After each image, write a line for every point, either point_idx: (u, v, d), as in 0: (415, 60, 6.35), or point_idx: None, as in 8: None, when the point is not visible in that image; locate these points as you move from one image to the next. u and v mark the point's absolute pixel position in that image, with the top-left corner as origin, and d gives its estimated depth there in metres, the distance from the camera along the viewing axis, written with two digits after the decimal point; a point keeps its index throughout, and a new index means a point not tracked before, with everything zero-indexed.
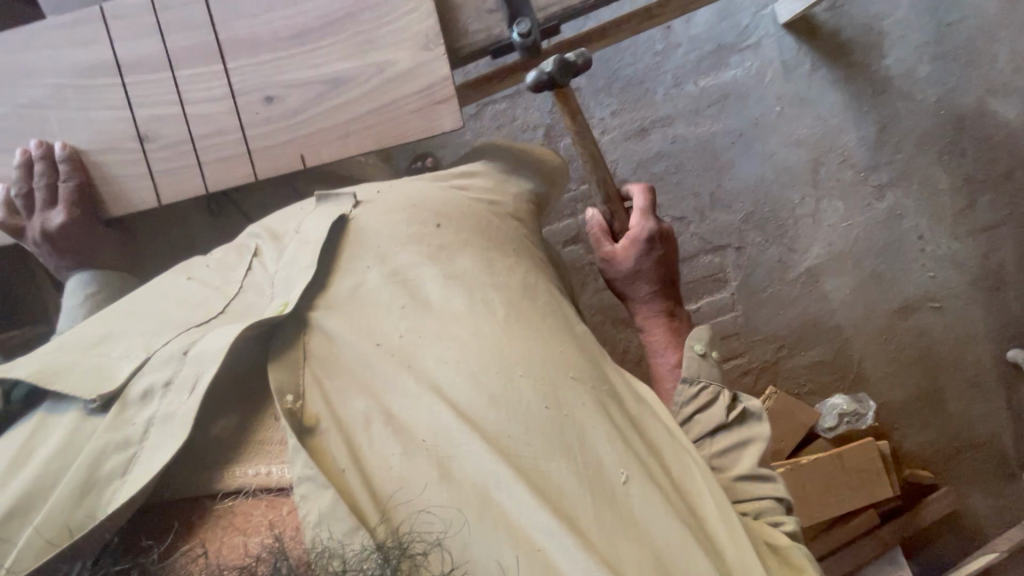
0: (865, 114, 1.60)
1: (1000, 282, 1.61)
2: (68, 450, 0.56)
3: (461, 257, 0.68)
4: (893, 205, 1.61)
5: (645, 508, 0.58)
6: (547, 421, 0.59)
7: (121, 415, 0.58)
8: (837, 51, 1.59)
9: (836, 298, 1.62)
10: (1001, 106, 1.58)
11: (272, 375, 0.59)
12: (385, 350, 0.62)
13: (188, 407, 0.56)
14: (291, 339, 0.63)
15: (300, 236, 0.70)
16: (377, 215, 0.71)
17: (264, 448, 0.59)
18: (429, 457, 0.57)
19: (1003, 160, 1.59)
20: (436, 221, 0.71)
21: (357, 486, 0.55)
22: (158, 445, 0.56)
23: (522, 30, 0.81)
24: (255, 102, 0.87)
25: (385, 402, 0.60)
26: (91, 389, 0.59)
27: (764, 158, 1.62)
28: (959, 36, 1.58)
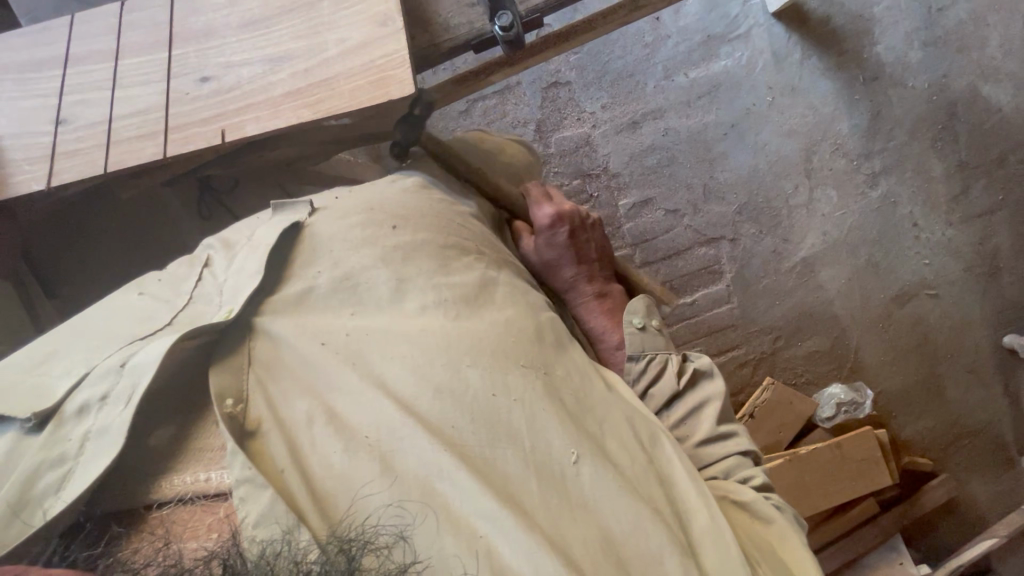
0: (857, 102, 1.59)
1: (995, 269, 1.61)
2: (3, 469, 0.55)
3: (417, 257, 0.68)
4: (886, 193, 1.60)
5: (598, 492, 0.58)
6: (493, 408, 0.59)
7: (56, 432, 0.56)
8: (828, 39, 1.59)
9: (831, 287, 1.62)
10: (993, 91, 1.57)
11: (214, 380, 0.58)
12: (329, 350, 0.61)
13: (123, 418, 0.55)
14: (238, 345, 0.61)
15: (251, 245, 0.68)
16: (334, 221, 0.70)
17: (202, 454, 0.57)
18: (372, 453, 0.56)
19: (996, 145, 1.59)
20: (392, 224, 0.71)
21: (298, 484, 0.54)
22: (93, 458, 0.54)
23: (504, 24, 0.79)
24: (190, 82, 0.83)
25: (329, 401, 0.59)
26: (26, 407, 0.57)
27: (757, 148, 1.61)
28: (950, 22, 1.57)
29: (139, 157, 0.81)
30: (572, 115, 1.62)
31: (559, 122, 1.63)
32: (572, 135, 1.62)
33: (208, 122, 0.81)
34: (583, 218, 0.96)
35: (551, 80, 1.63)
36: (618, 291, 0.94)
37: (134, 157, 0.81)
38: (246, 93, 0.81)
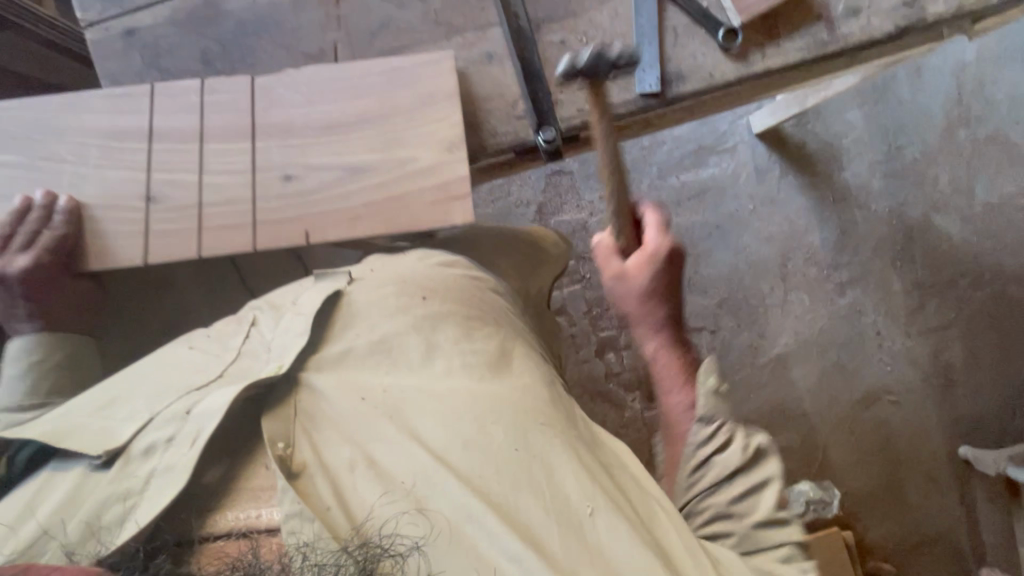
0: (828, 219, 1.76)
1: (951, 379, 1.72)
2: (69, 505, 0.59)
3: (444, 326, 0.72)
4: (853, 302, 1.74)
5: (623, 549, 0.59)
6: (517, 456, 0.62)
7: (123, 469, 0.60)
8: (803, 161, 1.77)
9: (802, 385, 1.71)
10: (945, 221, 1.75)
11: (265, 426, 0.61)
12: (369, 405, 0.65)
13: (187, 458, 0.59)
14: (286, 396, 0.65)
15: (294, 309, 0.74)
16: (370, 289, 0.76)
17: (255, 493, 0.60)
18: (406, 498, 0.59)
19: (947, 269, 1.75)
20: (422, 294, 0.75)
21: (337, 518, 0.57)
22: (157, 494, 0.58)
23: (547, 138, 0.87)
24: (273, 176, 0.88)
25: (369, 449, 0.62)
26: (96, 446, 0.61)
27: (738, 249, 1.74)
28: (907, 159, 1.77)
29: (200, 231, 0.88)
30: (572, 202, 1.74)
31: (560, 207, 1.74)
32: (571, 219, 1.73)
33: (271, 202, 0.87)
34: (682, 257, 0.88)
35: (556, 168, 1.74)
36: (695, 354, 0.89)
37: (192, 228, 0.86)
38: (307, 183, 0.87)
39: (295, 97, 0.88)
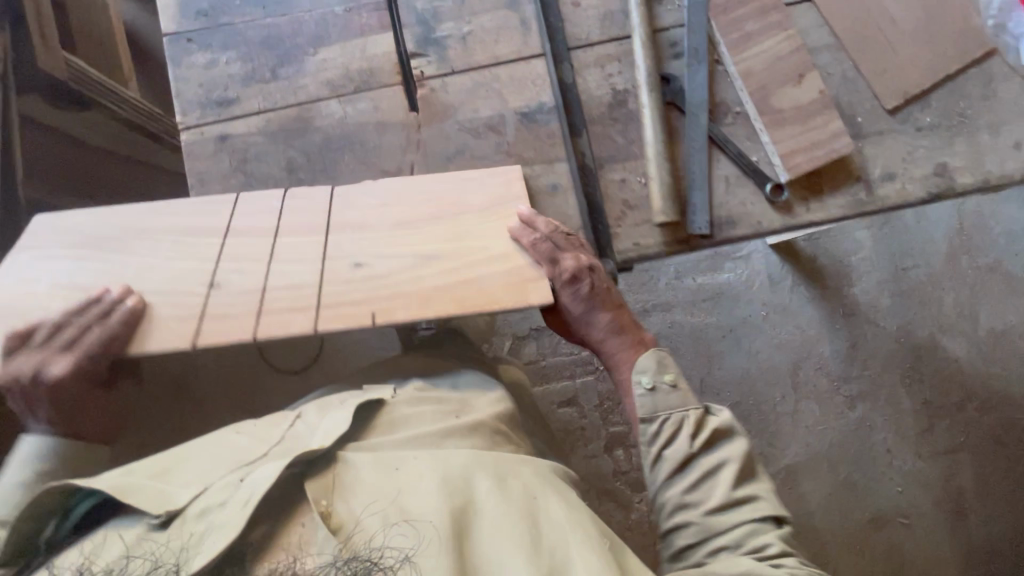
0: (838, 331, 1.81)
1: (960, 508, 1.75)
2: (104, 557, 0.52)
3: (461, 440, 0.67)
4: (862, 417, 1.78)
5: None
6: (531, 506, 0.58)
7: (180, 531, 0.54)
8: (814, 275, 1.82)
9: (811, 499, 1.74)
10: (949, 343, 1.82)
11: (310, 491, 0.57)
12: (393, 472, 0.60)
13: (234, 522, 0.53)
14: (325, 467, 0.61)
15: (345, 403, 0.69)
16: (413, 403, 0.72)
17: (278, 552, 0.54)
18: (402, 529, 0.54)
19: (953, 392, 1.80)
20: (456, 413, 0.72)
21: (349, 524, 0.55)
22: (210, 541, 0.52)
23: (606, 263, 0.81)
24: None
25: (398, 503, 0.57)
26: (156, 505, 0.56)
27: (751, 354, 1.78)
28: (913, 281, 1.84)
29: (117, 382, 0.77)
30: None
31: None
32: None
33: None
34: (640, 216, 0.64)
35: None
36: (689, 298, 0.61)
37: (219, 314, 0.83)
38: None
39: None
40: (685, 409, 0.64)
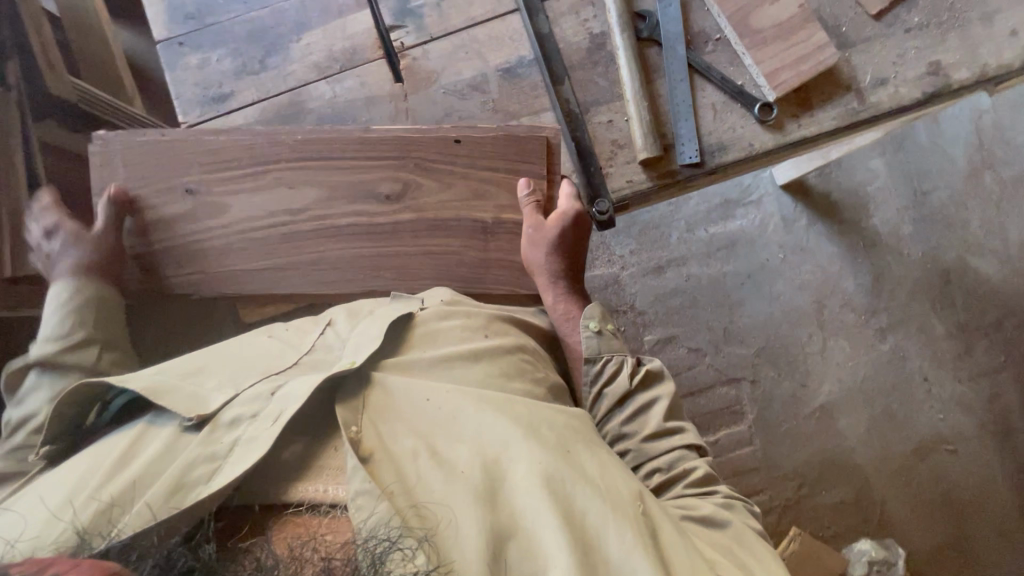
0: (861, 265, 1.77)
1: (1008, 427, 1.72)
2: (162, 459, 0.68)
3: (489, 356, 0.83)
4: (895, 347, 1.75)
5: (600, 530, 0.65)
6: (569, 462, 0.70)
7: (211, 434, 0.69)
8: (830, 210, 1.79)
9: (850, 435, 1.73)
10: (980, 263, 1.76)
11: (339, 412, 0.72)
12: (433, 403, 0.76)
13: (271, 431, 0.68)
14: (358, 393, 0.76)
15: (371, 317, 0.87)
16: (438, 317, 0.88)
17: (324, 470, 0.69)
18: (439, 467, 0.69)
19: (990, 310, 1.76)
20: (484, 330, 0.88)
21: (393, 480, 0.67)
22: (242, 456, 0.67)
23: (601, 209, 0.93)
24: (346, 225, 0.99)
25: (431, 441, 0.72)
26: (188, 409, 0.71)
27: (772, 298, 1.77)
28: (934, 203, 1.78)
29: (253, 151, 1.00)
30: (603, 257, 1.81)
31: (591, 262, 1.81)
32: (603, 274, 1.80)
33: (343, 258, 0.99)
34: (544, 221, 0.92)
35: None
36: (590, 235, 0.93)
37: (276, 280, 1.00)
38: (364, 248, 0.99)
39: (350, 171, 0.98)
40: (622, 353, 0.91)
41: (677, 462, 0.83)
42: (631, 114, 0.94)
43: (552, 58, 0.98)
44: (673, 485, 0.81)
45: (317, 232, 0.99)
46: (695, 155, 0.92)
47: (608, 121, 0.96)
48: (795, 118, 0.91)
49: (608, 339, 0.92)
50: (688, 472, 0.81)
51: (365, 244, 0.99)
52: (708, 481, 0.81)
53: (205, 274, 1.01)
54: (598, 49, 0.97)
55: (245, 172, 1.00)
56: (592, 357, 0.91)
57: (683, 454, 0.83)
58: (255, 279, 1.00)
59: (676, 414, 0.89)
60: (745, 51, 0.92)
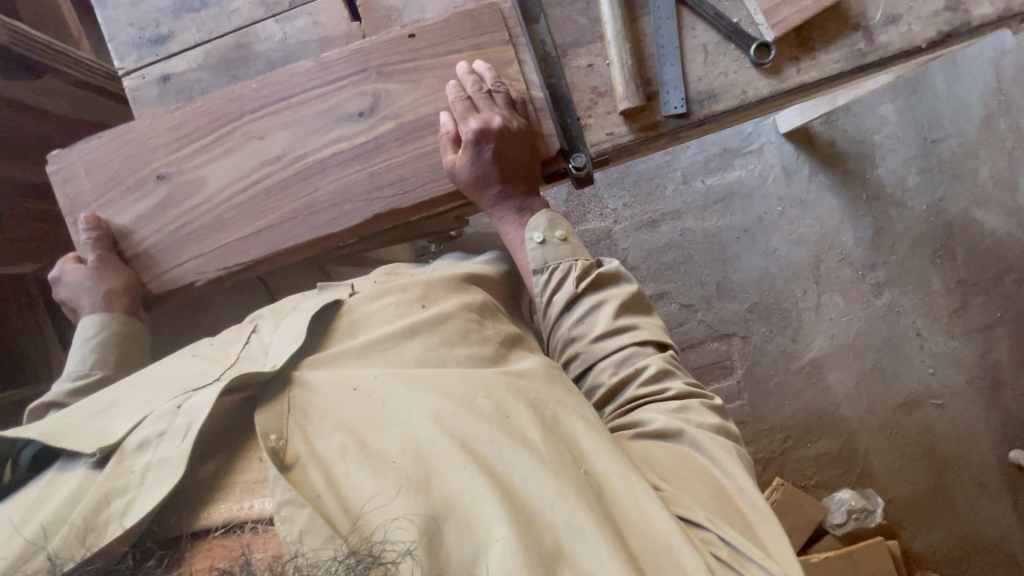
0: (862, 218, 1.71)
1: (997, 381, 1.72)
2: (71, 498, 0.65)
3: (418, 339, 0.79)
4: (890, 303, 1.72)
5: (546, 500, 0.63)
6: (508, 430, 0.67)
7: (119, 465, 0.67)
8: (834, 160, 1.71)
9: (838, 390, 1.74)
10: (986, 216, 1.70)
11: (258, 421, 0.69)
12: (360, 394, 0.72)
13: (179, 449, 0.66)
14: (279, 394, 0.73)
15: (296, 312, 0.85)
16: (368, 301, 0.86)
17: (247, 485, 0.67)
18: (371, 465, 0.64)
19: (991, 266, 1.71)
20: (421, 303, 0.85)
21: (321, 486, 0.63)
22: (153, 484, 0.64)
23: (578, 164, 0.91)
24: (313, 161, 0.98)
25: (360, 436, 0.67)
26: (92, 445, 0.69)
27: (768, 252, 1.72)
28: (944, 152, 1.70)
29: (212, 115, 1.00)
30: (595, 211, 1.77)
31: (583, 216, 1.77)
32: (595, 228, 1.76)
33: (311, 198, 0.98)
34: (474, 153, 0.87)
35: None
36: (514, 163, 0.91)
37: (251, 223, 0.99)
38: (331, 191, 0.97)
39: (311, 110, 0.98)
40: (570, 258, 0.89)
41: (628, 360, 0.84)
42: (613, 59, 0.90)
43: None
44: (625, 381, 0.83)
45: (305, 173, 0.98)
46: (681, 104, 0.88)
47: (586, 66, 0.94)
48: (794, 61, 0.87)
49: (554, 250, 0.90)
50: (640, 371, 0.83)
51: (351, 172, 0.97)
52: (662, 375, 0.83)
53: (187, 227, 1.01)
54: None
55: (214, 136, 1.00)
56: (539, 267, 0.90)
57: (634, 353, 0.84)
58: (233, 228, 0.99)
59: (627, 310, 0.88)
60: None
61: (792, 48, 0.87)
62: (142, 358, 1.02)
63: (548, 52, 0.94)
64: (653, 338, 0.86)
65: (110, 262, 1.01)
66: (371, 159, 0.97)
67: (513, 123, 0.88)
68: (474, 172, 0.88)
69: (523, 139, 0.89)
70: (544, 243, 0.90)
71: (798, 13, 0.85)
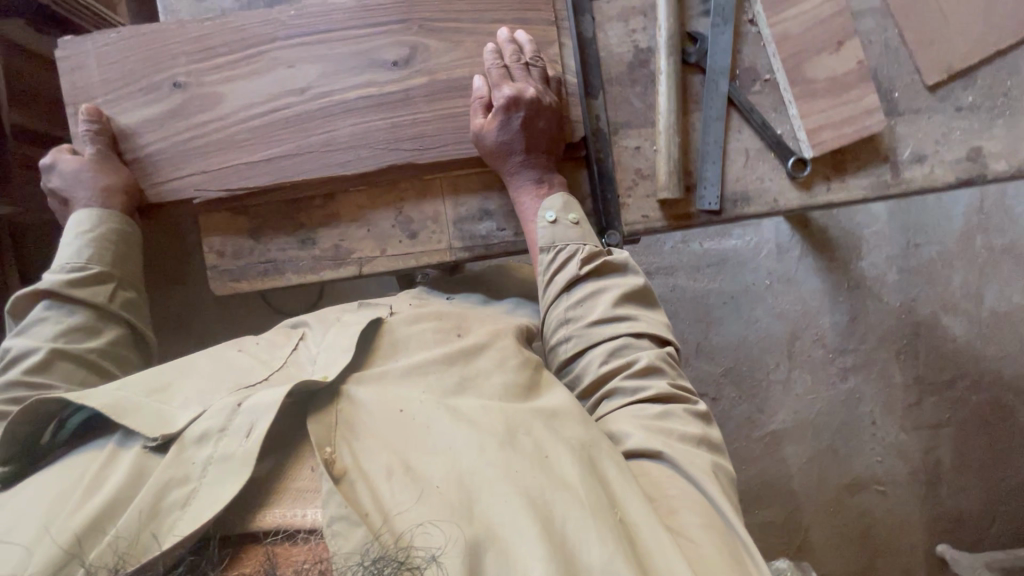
0: (841, 304, 1.80)
1: (936, 477, 1.82)
2: (136, 480, 0.69)
3: (456, 367, 0.85)
4: (853, 388, 1.81)
5: (581, 537, 0.65)
6: (547, 470, 0.71)
7: (180, 454, 0.69)
8: (823, 245, 1.79)
9: (793, 462, 1.81)
10: (951, 322, 1.81)
11: (313, 431, 0.72)
12: (408, 415, 0.77)
13: (244, 449, 0.68)
14: (327, 406, 0.77)
15: (341, 323, 0.92)
16: (408, 324, 0.94)
17: (301, 494, 0.70)
18: (417, 486, 0.68)
19: (948, 368, 1.82)
20: (457, 332, 0.94)
21: (365, 500, 0.66)
22: (216, 481, 0.67)
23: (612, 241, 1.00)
24: (334, 101, 1.11)
25: (406, 458, 0.71)
26: (156, 429, 0.72)
27: (750, 321, 1.79)
28: (923, 257, 1.80)
29: (240, 42, 1.13)
30: None
31: None
32: None
33: (325, 131, 1.11)
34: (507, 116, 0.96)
35: None
36: (542, 136, 1.00)
37: (270, 144, 1.11)
38: (345, 127, 1.11)
39: (341, 59, 1.12)
40: (578, 243, 0.96)
41: (620, 352, 0.89)
42: (661, 147, 1.02)
43: (593, 66, 1.05)
44: (614, 368, 0.88)
45: (322, 112, 1.11)
46: (715, 202, 1.01)
47: (635, 146, 1.05)
48: (825, 179, 1.00)
49: (564, 231, 0.96)
50: (630, 363, 0.88)
51: (374, 117, 1.10)
52: (650, 369, 0.88)
53: (207, 141, 1.12)
54: (642, 65, 1.06)
55: (239, 59, 1.13)
56: (547, 246, 0.97)
57: (627, 341, 0.90)
58: (255, 148, 1.11)
59: (628, 301, 0.94)
60: (792, 100, 0.99)
61: (824, 168, 1.00)
62: (134, 257, 1.10)
63: (602, 127, 1.04)
64: (650, 331, 0.92)
65: (110, 157, 1.11)
66: (397, 108, 1.10)
67: (545, 98, 0.98)
68: (502, 134, 0.98)
69: (552, 115, 0.99)
70: (556, 222, 0.97)
71: (839, 136, 0.97)
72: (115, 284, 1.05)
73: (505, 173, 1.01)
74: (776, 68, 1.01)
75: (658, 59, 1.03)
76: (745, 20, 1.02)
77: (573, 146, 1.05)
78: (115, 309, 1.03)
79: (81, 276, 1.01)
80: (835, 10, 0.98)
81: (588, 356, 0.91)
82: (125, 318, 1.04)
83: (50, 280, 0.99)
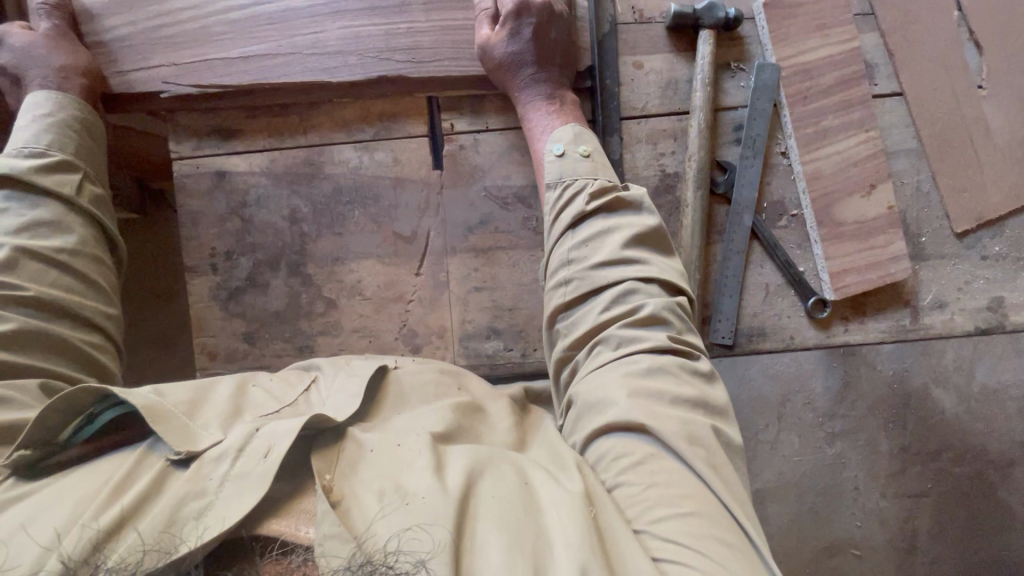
0: (834, 369, 1.77)
1: (913, 545, 1.84)
2: (153, 490, 0.69)
3: (450, 415, 0.89)
4: (839, 453, 1.80)
5: (557, 548, 0.66)
6: (524, 493, 0.74)
7: (198, 471, 0.71)
8: None
9: (772, 522, 1.84)
10: (941, 396, 1.80)
11: (315, 463, 0.74)
12: (405, 448, 0.79)
13: (261, 469, 0.69)
14: (332, 444, 0.79)
15: (349, 368, 0.96)
16: (412, 373, 0.99)
17: (304, 513, 0.68)
18: (407, 501, 0.69)
19: (934, 440, 1.82)
20: (457, 386, 0.99)
21: (355, 517, 0.68)
22: (235, 495, 0.67)
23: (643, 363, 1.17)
24: (319, 9, 1.19)
25: (398, 481, 0.73)
26: (180, 443, 0.74)
27: (743, 381, 1.78)
28: None
29: None
30: None
31: None
32: None
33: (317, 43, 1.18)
34: (518, 22, 1.10)
35: None
36: (550, 49, 1.13)
37: (261, 39, 1.19)
38: (331, 37, 1.18)
39: None
40: (590, 176, 1.02)
41: (625, 298, 0.92)
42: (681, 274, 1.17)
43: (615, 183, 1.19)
44: (619, 310, 0.91)
45: (311, 10, 1.19)
46: (728, 337, 1.21)
47: None
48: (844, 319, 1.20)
49: (574, 164, 1.04)
50: (637, 308, 0.90)
51: (367, 22, 1.18)
52: (653, 319, 0.90)
53: (196, 27, 1.20)
54: (668, 190, 1.21)
55: None
56: (555, 181, 1.05)
57: (633, 283, 0.92)
58: (243, 40, 1.19)
59: (638, 243, 0.97)
60: (818, 241, 1.19)
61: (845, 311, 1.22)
62: (95, 149, 1.12)
63: None
64: (659, 278, 0.93)
65: (66, 36, 1.17)
66: (390, 17, 1.18)
67: (556, 6, 1.13)
68: (511, 43, 1.11)
69: (562, 24, 1.13)
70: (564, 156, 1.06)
71: (858, 280, 1.18)
72: (81, 175, 1.07)
73: (515, 85, 1.13)
74: (804, 206, 1.20)
75: (686, 192, 1.17)
76: (777, 152, 1.21)
77: (580, 74, 1.20)
78: (82, 202, 1.04)
79: (47, 161, 1.02)
80: (871, 153, 1.20)
81: (593, 304, 0.94)
82: (91, 211, 1.05)
83: (14, 165, 0.99)
